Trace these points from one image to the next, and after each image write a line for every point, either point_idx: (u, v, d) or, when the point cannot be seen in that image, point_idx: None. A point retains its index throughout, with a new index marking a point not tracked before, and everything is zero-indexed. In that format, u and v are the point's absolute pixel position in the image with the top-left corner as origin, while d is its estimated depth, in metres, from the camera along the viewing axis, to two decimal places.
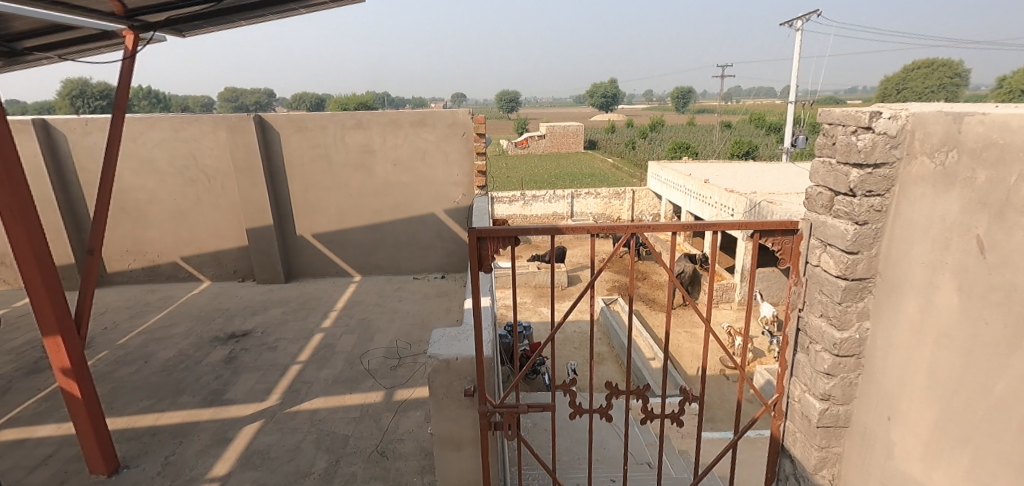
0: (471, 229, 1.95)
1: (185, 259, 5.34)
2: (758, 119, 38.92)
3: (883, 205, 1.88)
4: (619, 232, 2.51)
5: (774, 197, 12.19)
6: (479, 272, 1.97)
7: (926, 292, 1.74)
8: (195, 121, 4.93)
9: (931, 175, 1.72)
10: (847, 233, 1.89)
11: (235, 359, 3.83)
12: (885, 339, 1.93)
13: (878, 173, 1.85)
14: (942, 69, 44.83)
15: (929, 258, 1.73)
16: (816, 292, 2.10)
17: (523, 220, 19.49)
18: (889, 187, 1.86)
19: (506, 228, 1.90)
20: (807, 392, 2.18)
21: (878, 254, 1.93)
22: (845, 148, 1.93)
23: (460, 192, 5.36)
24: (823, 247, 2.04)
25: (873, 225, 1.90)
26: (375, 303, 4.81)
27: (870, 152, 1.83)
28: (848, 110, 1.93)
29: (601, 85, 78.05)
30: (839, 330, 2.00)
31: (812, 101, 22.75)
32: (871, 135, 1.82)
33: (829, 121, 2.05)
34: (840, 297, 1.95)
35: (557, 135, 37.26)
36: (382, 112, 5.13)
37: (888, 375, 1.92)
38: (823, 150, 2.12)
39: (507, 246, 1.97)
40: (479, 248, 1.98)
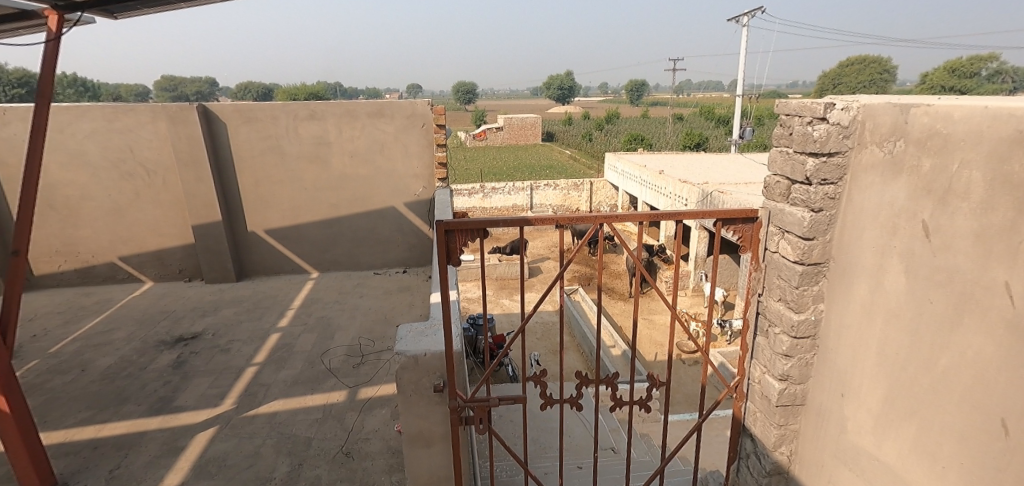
0: (438, 222, 1.90)
1: (123, 259, 5.02)
2: (707, 112, 40.25)
3: (837, 192, 1.97)
4: (586, 223, 2.53)
5: (724, 187, 12.69)
6: (447, 266, 1.93)
7: (876, 274, 1.84)
8: (131, 110, 4.62)
9: (879, 164, 1.81)
10: (804, 220, 1.98)
11: (184, 364, 3.64)
12: (837, 321, 2.04)
13: (832, 162, 1.94)
14: (872, 65, 47.76)
15: (878, 243, 1.83)
16: (775, 278, 2.19)
17: (483, 212, 19.44)
18: (841, 175, 1.96)
19: (476, 221, 1.87)
20: (767, 373, 2.28)
21: (831, 239, 2.03)
22: (802, 138, 2.02)
23: (420, 184, 5.28)
24: (781, 234, 2.13)
25: (828, 212, 1.99)
26: (334, 300, 4.68)
27: (825, 142, 1.92)
28: (805, 101, 2.01)
29: (557, 78, 78.61)
30: (797, 312, 2.10)
31: (757, 95, 23.77)
32: (826, 125, 1.91)
33: (786, 112, 2.13)
34: (797, 281, 2.05)
35: (515, 127, 37.34)
36: (336, 102, 4.95)
37: (841, 354, 2.03)
38: (781, 141, 2.21)
39: (477, 239, 1.94)
40: (447, 241, 1.93)
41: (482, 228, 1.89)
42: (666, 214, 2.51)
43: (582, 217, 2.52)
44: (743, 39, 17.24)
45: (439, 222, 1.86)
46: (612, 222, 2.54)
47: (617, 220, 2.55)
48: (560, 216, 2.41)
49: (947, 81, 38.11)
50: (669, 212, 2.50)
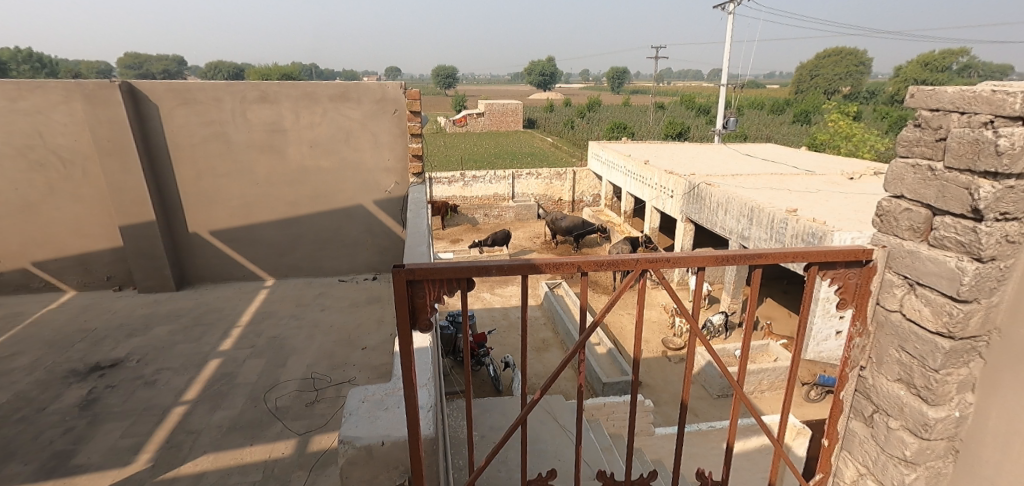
0: (399, 269, 1.48)
1: (38, 264, 4.27)
2: (688, 101, 40.09)
3: (1004, 238, 1.82)
4: (623, 267, 1.79)
5: (712, 178, 12.37)
6: (411, 329, 1.52)
7: None
8: (40, 87, 3.87)
9: None
10: (964, 278, 1.84)
11: (95, 402, 2.96)
12: (997, 418, 1.98)
13: (1017, 190, 1.77)
14: (849, 58, 48.25)
15: None
16: (892, 349, 2.11)
17: (462, 202, 18.71)
18: (1022, 214, 1.82)
19: (451, 268, 1.48)
20: (868, 473, 2.24)
21: (990, 309, 1.93)
22: (970, 147, 1.83)
23: (392, 180, 4.66)
24: (910, 290, 2.02)
25: (1000, 268, 1.87)
26: (291, 314, 4.00)
27: (1017, 156, 1.72)
28: (972, 92, 1.83)
29: (538, 64, 77.65)
30: (932, 407, 1.99)
31: (739, 84, 23.58)
32: (1021, 130, 1.71)
33: (940, 105, 1.93)
34: (940, 361, 1.94)
35: (496, 113, 36.63)
36: (292, 83, 4.27)
37: (1001, 464, 1.96)
38: (915, 150, 2.05)
39: (455, 291, 1.54)
40: (411, 296, 1.52)
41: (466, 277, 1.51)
42: (739, 257, 1.82)
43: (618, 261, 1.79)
44: (728, 26, 16.90)
45: (397, 267, 1.44)
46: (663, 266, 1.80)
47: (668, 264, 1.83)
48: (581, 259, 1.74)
49: (920, 74, 38.79)
50: (748, 252, 1.86)
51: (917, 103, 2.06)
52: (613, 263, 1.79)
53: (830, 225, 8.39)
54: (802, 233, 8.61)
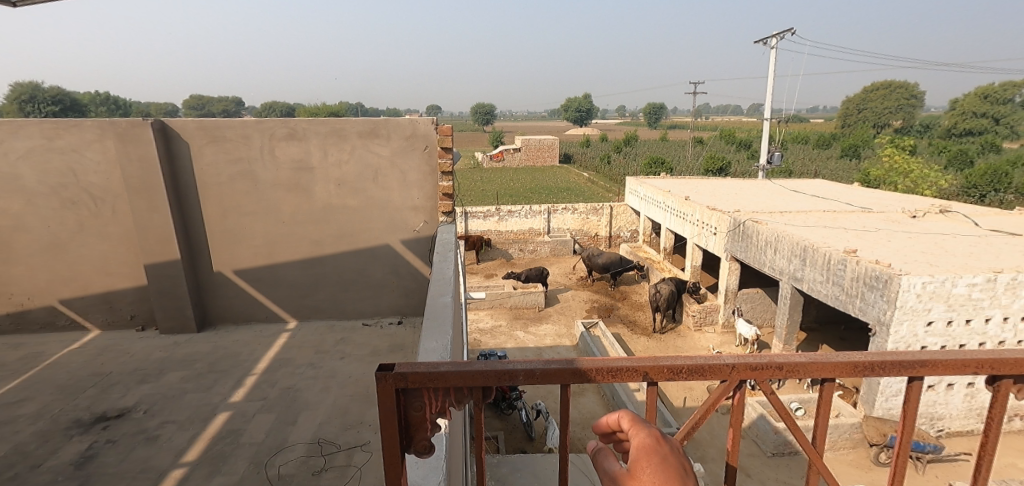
0: (390, 375, 1.23)
1: (64, 302, 4.20)
2: (727, 136, 39.39)
3: None
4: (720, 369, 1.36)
5: (758, 215, 11.74)
6: (400, 441, 1.29)
7: None
8: (75, 126, 3.87)
9: None
10: None
11: (91, 460, 2.73)
12: None
13: None
14: (899, 91, 46.67)
15: None
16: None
17: (497, 236, 18.51)
18: None
19: (456, 373, 1.24)
20: None
21: None
22: None
23: (420, 219, 4.43)
24: None
25: None
26: (308, 363, 3.74)
27: None
28: None
29: (574, 100, 78.73)
30: None
31: (784, 118, 22.95)
32: None
33: None
34: None
35: (532, 148, 36.87)
36: (321, 120, 4.15)
37: None
38: None
39: (462, 402, 1.29)
40: (405, 405, 1.28)
41: (479, 384, 1.27)
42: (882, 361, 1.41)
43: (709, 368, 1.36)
44: (770, 61, 16.53)
45: (383, 373, 1.22)
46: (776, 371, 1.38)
47: (782, 371, 1.39)
48: (648, 363, 1.33)
49: (978, 107, 37.00)
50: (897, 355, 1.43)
51: None
52: (700, 369, 1.36)
53: (896, 268, 7.67)
54: (864, 276, 7.92)
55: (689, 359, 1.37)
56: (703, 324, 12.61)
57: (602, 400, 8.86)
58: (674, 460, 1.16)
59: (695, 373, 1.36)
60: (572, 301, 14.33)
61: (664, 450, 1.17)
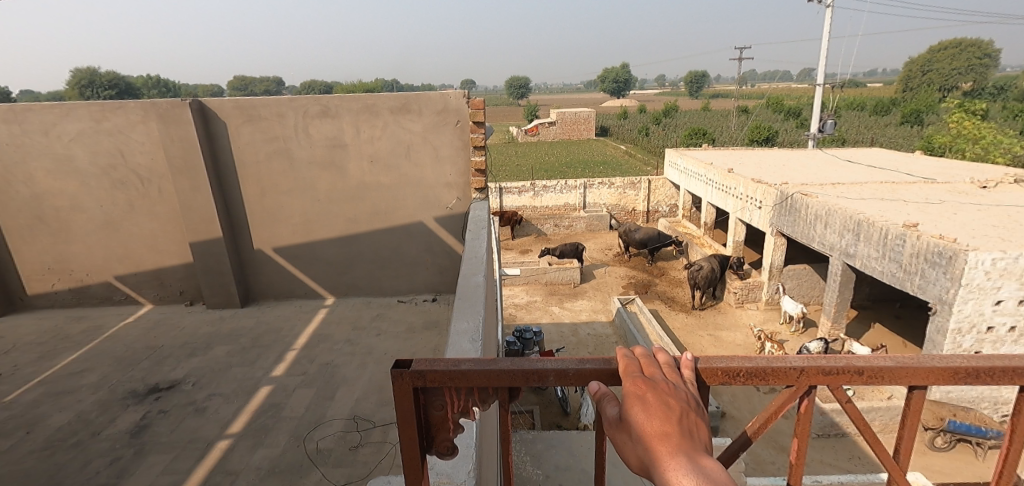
0: (409, 374, 1.20)
1: (119, 278, 4.41)
2: (774, 104, 37.48)
3: None
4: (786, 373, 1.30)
5: (808, 187, 11.15)
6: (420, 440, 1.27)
7: None
8: (120, 108, 3.98)
9: None
10: None
11: (145, 430, 2.87)
12: None
13: None
14: (969, 50, 42.99)
15: None
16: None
17: (532, 212, 18.38)
18: None
19: (479, 374, 1.20)
20: None
21: None
22: None
23: (454, 196, 4.39)
24: None
25: None
26: (346, 339, 3.80)
27: None
28: None
29: (612, 70, 76.54)
30: None
31: (838, 83, 21.56)
32: None
33: None
34: None
35: (568, 121, 36.19)
36: (353, 96, 4.11)
37: None
38: None
39: (484, 402, 1.24)
40: (425, 403, 1.25)
41: (504, 385, 1.22)
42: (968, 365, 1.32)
43: (773, 369, 1.29)
44: (825, 21, 15.43)
45: (400, 371, 1.19)
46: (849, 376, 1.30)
47: (860, 376, 1.30)
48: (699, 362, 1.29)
49: None
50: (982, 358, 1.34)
51: None
52: (761, 373, 1.29)
53: (962, 243, 7.14)
54: (925, 252, 7.42)
55: (750, 362, 1.30)
56: (745, 301, 12.24)
57: None
58: (665, 397, 1.17)
59: (757, 376, 1.29)
60: (609, 277, 14.16)
61: (653, 390, 1.18)
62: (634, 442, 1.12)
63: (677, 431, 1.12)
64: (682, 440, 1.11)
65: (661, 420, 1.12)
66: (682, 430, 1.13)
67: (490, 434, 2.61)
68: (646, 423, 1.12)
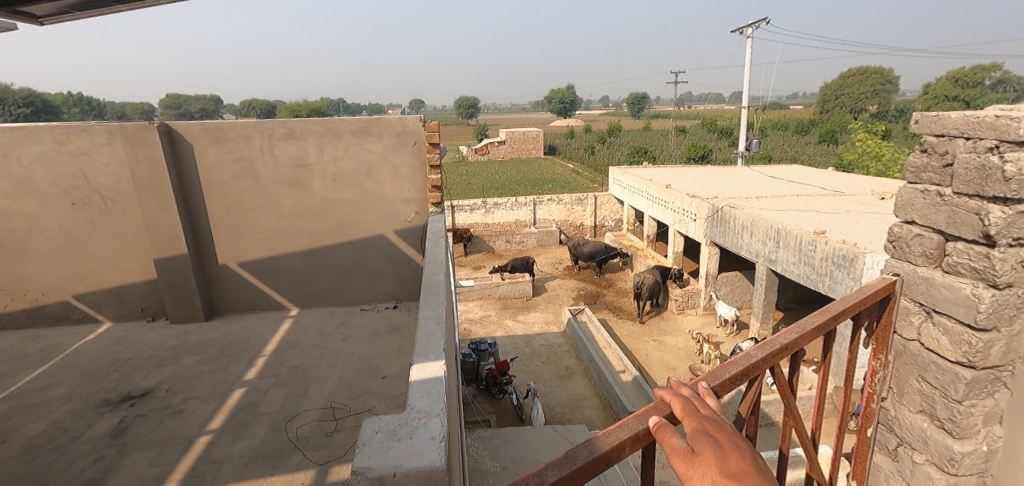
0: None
1: (78, 297, 4.46)
2: (709, 124, 40.11)
3: (1016, 265, 2.28)
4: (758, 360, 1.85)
5: (736, 201, 12.23)
6: None
7: None
8: (84, 130, 4.13)
9: None
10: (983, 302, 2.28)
11: (125, 432, 3.05)
12: None
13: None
14: (875, 76, 47.73)
15: None
16: (912, 379, 2.60)
17: (484, 229, 18.83)
18: None
19: (569, 475, 1.33)
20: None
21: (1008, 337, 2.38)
22: (977, 173, 2.31)
23: (412, 210, 4.76)
24: (928, 317, 2.51)
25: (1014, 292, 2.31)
26: (313, 344, 4.07)
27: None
28: (975, 121, 2.32)
29: (558, 92, 79.00)
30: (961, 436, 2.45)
31: (762, 106, 23.51)
32: None
33: (944, 129, 2.47)
34: (962, 392, 2.39)
35: (517, 141, 37.16)
36: (317, 119, 4.45)
37: None
38: (926, 177, 2.57)
39: None
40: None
41: (588, 474, 1.36)
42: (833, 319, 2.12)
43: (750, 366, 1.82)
44: (746, 50, 17.04)
45: None
46: (786, 350, 1.94)
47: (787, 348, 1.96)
48: (714, 381, 1.71)
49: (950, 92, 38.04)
50: (834, 309, 2.18)
51: (926, 129, 2.59)
52: (745, 371, 1.81)
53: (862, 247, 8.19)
54: (832, 255, 8.43)
55: (735, 367, 1.80)
56: (685, 308, 13.14)
57: (590, 383, 9.60)
58: (729, 441, 1.42)
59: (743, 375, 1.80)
60: (560, 289, 14.76)
61: (716, 432, 1.44)
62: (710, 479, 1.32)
63: (753, 467, 1.35)
64: (757, 473, 1.33)
65: (737, 458, 1.36)
66: (753, 465, 1.36)
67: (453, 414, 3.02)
68: (720, 462, 1.35)
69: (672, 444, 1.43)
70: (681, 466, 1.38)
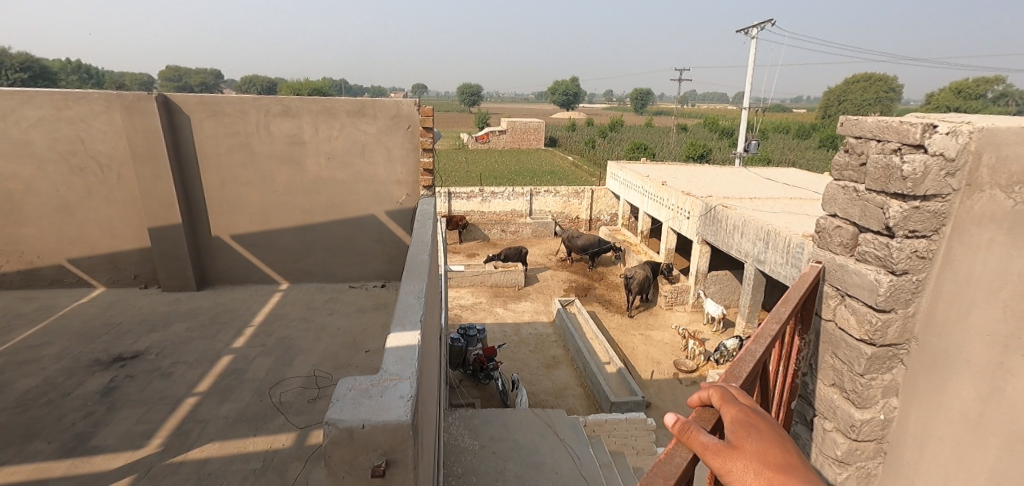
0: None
1: (72, 261, 4.56)
2: (711, 124, 40.18)
3: (913, 253, 2.45)
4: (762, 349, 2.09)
5: (729, 200, 12.36)
6: None
7: (999, 377, 2.21)
8: (83, 98, 4.21)
9: (991, 219, 2.25)
10: (882, 284, 2.48)
11: (115, 390, 3.17)
12: (920, 419, 2.55)
13: (927, 207, 2.39)
14: (878, 84, 47.79)
15: (995, 334, 2.22)
16: (828, 356, 2.85)
17: (480, 217, 18.93)
18: (937, 226, 2.42)
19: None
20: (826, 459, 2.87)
21: (908, 315, 2.54)
22: (884, 172, 2.52)
23: (403, 192, 4.87)
24: (841, 300, 2.74)
25: (913, 276, 2.48)
26: (301, 317, 4.20)
27: (922, 178, 2.35)
28: (885, 125, 2.52)
29: (562, 84, 78.66)
30: (862, 407, 2.66)
31: (763, 108, 23.59)
32: (929, 155, 2.34)
33: (862, 133, 2.66)
34: (864, 366, 2.59)
35: (518, 131, 37.13)
36: (313, 98, 4.54)
37: (919, 451, 2.56)
38: (847, 176, 2.79)
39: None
40: None
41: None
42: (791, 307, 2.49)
43: (756, 360, 2.02)
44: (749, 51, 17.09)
45: None
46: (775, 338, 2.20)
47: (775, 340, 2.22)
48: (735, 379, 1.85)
49: (951, 103, 38.17)
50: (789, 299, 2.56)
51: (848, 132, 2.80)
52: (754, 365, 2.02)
53: None
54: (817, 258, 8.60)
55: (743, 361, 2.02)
56: (674, 304, 13.33)
57: (576, 372, 9.79)
58: (767, 435, 1.48)
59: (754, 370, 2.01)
60: (552, 280, 14.92)
61: (752, 426, 1.51)
62: (754, 474, 1.38)
63: (790, 458, 1.42)
64: (794, 463, 1.40)
65: (775, 450, 1.43)
66: (790, 455, 1.43)
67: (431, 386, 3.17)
68: (762, 456, 1.41)
69: (704, 441, 1.46)
70: (720, 460, 1.42)
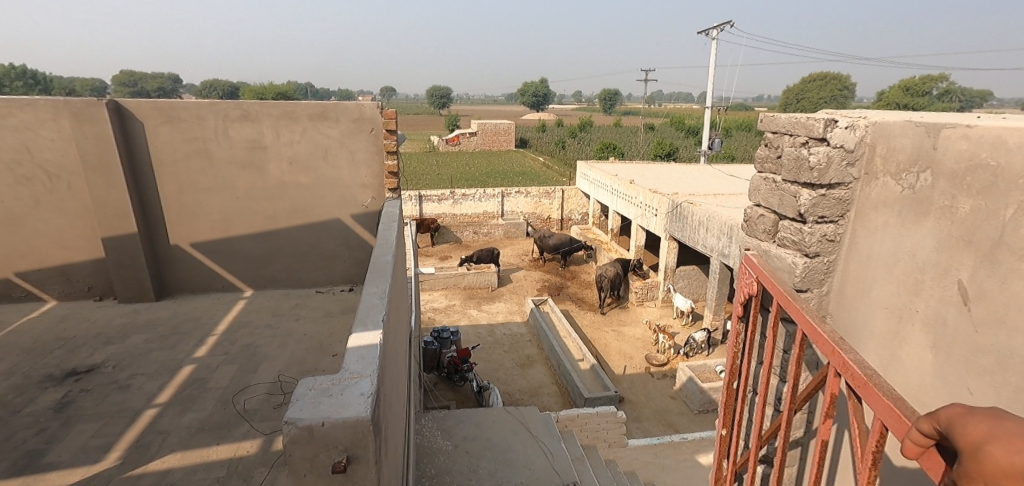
0: None
1: (20, 275, 4.38)
2: (677, 123, 41.02)
3: (823, 239, 3.12)
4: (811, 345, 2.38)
5: (694, 197, 12.68)
6: None
7: (891, 343, 2.80)
8: (28, 105, 4.05)
9: (883, 203, 2.85)
10: (797, 265, 3.17)
11: (69, 405, 3.08)
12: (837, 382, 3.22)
13: (830, 197, 3.03)
14: (834, 82, 49.62)
15: (888, 306, 2.81)
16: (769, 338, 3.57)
17: (452, 219, 18.88)
18: (841, 212, 3.08)
19: None
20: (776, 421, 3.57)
21: (824, 292, 3.24)
22: (794, 165, 3.21)
23: (368, 195, 4.85)
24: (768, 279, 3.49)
25: (822, 257, 3.16)
26: (265, 324, 4.14)
27: (824, 171, 2.98)
28: (796, 123, 3.20)
29: (531, 85, 79.03)
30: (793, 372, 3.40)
31: (726, 107, 24.22)
32: (828, 150, 2.96)
33: (782, 131, 3.35)
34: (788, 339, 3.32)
35: (489, 132, 37.11)
36: (273, 103, 4.49)
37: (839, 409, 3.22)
38: (770, 167, 3.50)
39: None
40: None
41: None
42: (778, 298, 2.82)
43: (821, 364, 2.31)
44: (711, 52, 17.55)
45: None
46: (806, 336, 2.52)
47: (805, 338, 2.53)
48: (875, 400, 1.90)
49: (900, 100, 39.92)
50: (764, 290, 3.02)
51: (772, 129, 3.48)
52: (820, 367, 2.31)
53: None
54: None
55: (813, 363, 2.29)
56: (644, 300, 13.58)
57: (550, 370, 9.88)
58: (983, 416, 1.46)
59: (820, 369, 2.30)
60: (525, 280, 15.01)
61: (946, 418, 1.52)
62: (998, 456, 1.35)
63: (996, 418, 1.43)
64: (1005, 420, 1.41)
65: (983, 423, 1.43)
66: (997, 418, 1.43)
67: (400, 386, 3.20)
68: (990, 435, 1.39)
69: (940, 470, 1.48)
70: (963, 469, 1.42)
